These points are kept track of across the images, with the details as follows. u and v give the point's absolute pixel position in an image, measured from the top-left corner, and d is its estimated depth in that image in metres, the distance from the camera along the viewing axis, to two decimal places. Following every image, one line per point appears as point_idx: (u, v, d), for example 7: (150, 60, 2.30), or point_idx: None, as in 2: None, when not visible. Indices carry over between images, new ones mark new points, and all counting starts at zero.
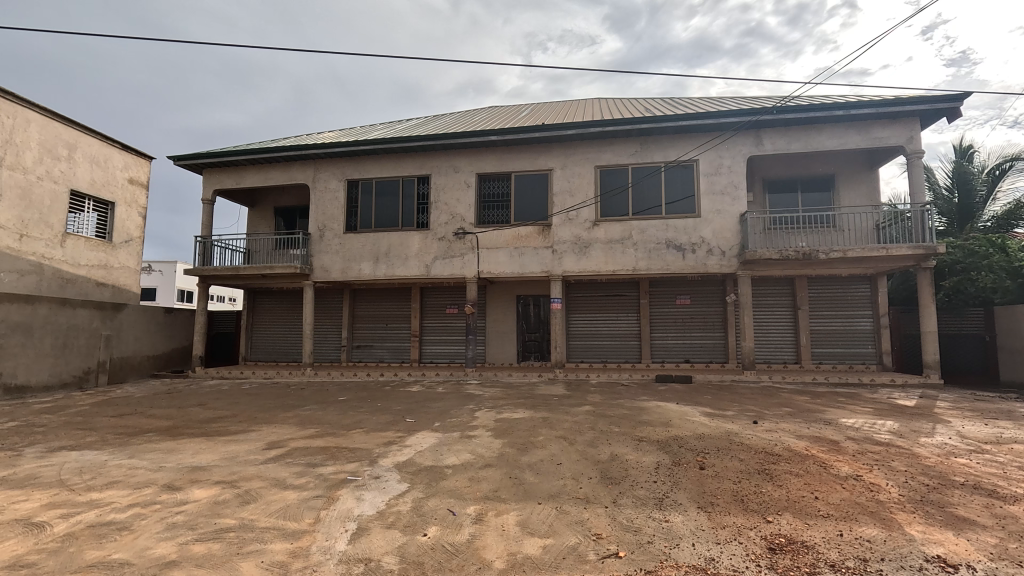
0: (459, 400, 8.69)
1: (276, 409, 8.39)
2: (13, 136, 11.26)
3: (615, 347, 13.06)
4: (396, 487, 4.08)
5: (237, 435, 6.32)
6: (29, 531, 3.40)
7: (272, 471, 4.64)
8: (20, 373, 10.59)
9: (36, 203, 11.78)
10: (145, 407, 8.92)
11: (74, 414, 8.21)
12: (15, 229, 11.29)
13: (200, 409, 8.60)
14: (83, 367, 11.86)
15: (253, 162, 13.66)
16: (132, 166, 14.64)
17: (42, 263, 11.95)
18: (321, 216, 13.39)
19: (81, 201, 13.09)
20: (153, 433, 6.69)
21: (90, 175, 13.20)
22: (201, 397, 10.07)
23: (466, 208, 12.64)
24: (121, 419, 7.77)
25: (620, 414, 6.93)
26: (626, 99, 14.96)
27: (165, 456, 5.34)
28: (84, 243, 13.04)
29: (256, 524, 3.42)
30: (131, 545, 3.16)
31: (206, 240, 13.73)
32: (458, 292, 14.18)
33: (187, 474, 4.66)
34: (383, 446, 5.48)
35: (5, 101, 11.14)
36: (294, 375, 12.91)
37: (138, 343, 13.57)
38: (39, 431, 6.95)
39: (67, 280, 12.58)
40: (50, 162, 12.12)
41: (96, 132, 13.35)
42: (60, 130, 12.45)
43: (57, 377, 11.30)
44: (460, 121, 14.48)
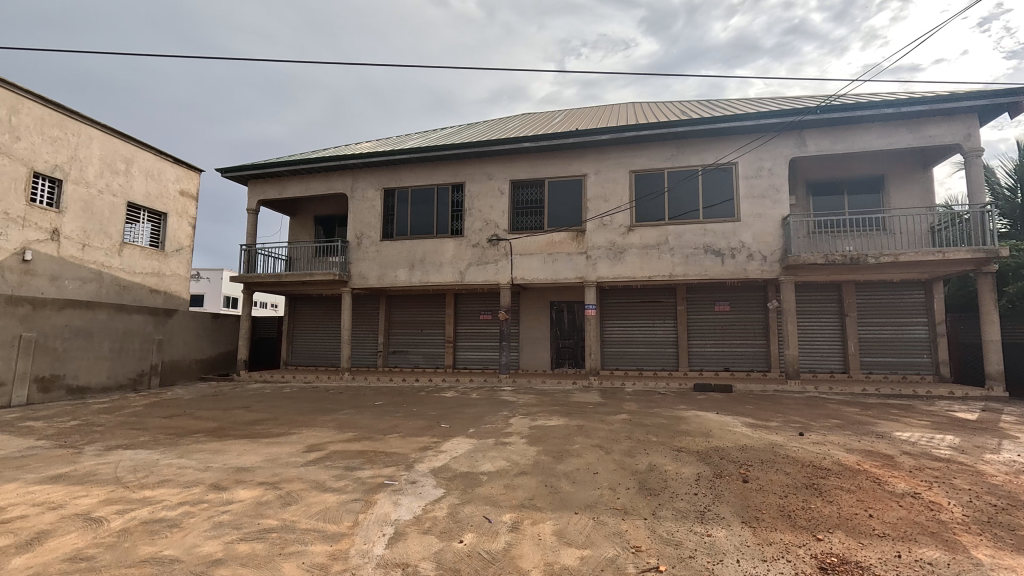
0: (493, 406, 8.71)
1: (316, 412, 8.60)
2: (77, 152, 12.07)
3: (652, 354, 12.83)
4: (432, 493, 4.10)
5: (278, 437, 6.50)
6: (89, 525, 3.59)
7: (312, 473, 4.74)
8: (82, 375, 11.15)
9: (96, 214, 12.54)
10: (193, 409, 9.27)
11: (130, 415, 8.64)
12: (77, 239, 12.06)
13: (244, 412, 8.89)
14: (136, 369, 12.45)
15: (295, 173, 14.16)
16: (183, 179, 15.39)
17: (102, 271, 12.71)
18: (359, 224, 13.71)
19: (136, 213, 13.86)
20: (200, 433, 6.97)
21: (145, 188, 13.97)
22: (245, 399, 10.41)
23: (499, 214, 12.71)
24: (171, 420, 8.13)
25: (657, 423, 6.79)
26: (661, 102, 14.77)
27: (212, 457, 5.54)
28: (139, 252, 13.79)
29: (298, 526, 3.50)
30: (181, 542, 3.28)
31: (251, 248, 14.27)
32: (492, 298, 14.25)
33: (232, 474, 4.82)
34: (419, 450, 5.55)
35: (70, 120, 11.93)
36: (333, 380, 13.21)
37: (187, 347, 14.19)
38: (98, 430, 7.36)
39: (123, 287, 13.33)
40: (110, 176, 12.90)
41: (152, 147, 14.14)
42: (119, 146, 13.24)
43: (115, 379, 11.89)
44: (495, 129, 14.59)
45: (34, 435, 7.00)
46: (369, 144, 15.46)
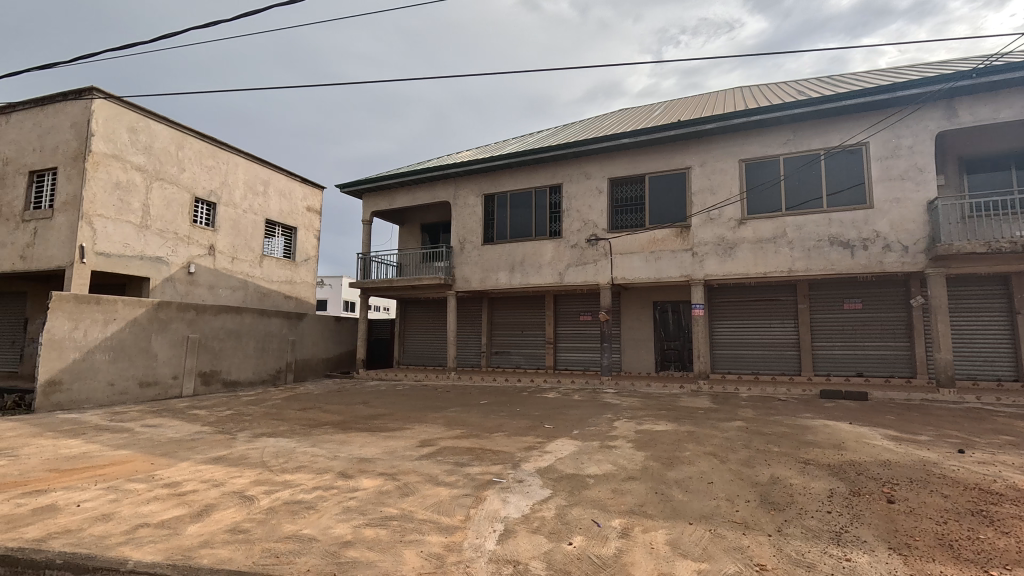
0: (596, 408, 8.59)
1: (427, 409, 9.10)
2: (227, 178, 13.97)
3: (769, 357, 11.83)
4: (540, 492, 4.13)
5: (394, 432, 6.97)
6: (244, 502, 4.12)
7: (426, 467, 5.02)
8: (234, 371, 12.82)
9: (242, 231, 14.41)
10: (321, 403, 10.27)
11: (271, 406, 9.79)
12: (228, 253, 13.96)
13: (364, 407, 9.67)
14: (275, 366, 14.07)
15: (403, 185, 15.14)
16: (309, 196, 17.15)
17: (247, 281, 14.57)
18: (461, 230, 14.28)
19: (273, 228, 15.70)
20: (328, 425, 7.70)
21: (279, 206, 15.78)
22: (364, 396, 11.31)
23: (598, 214, 12.52)
24: (305, 412, 9.08)
25: (779, 432, 6.23)
26: (774, 83, 13.61)
27: (339, 447, 6.09)
28: (275, 262, 15.59)
29: (415, 516, 3.72)
30: (317, 522, 3.64)
31: (366, 256, 15.48)
32: (593, 299, 14.08)
33: (357, 464, 5.25)
34: (525, 450, 5.63)
35: (221, 151, 13.85)
36: (440, 379, 13.89)
37: (315, 347, 15.75)
38: (247, 419, 8.44)
39: (264, 294, 15.16)
40: (252, 197, 14.76)
41: (284, 169, 15.95)
42: (259, 170, 15.10)
43: (258, 375, 13.54)
44: (592, 127, 14.41)
45: (200, 421, 8.21)
46: (470, 153, 16.06)
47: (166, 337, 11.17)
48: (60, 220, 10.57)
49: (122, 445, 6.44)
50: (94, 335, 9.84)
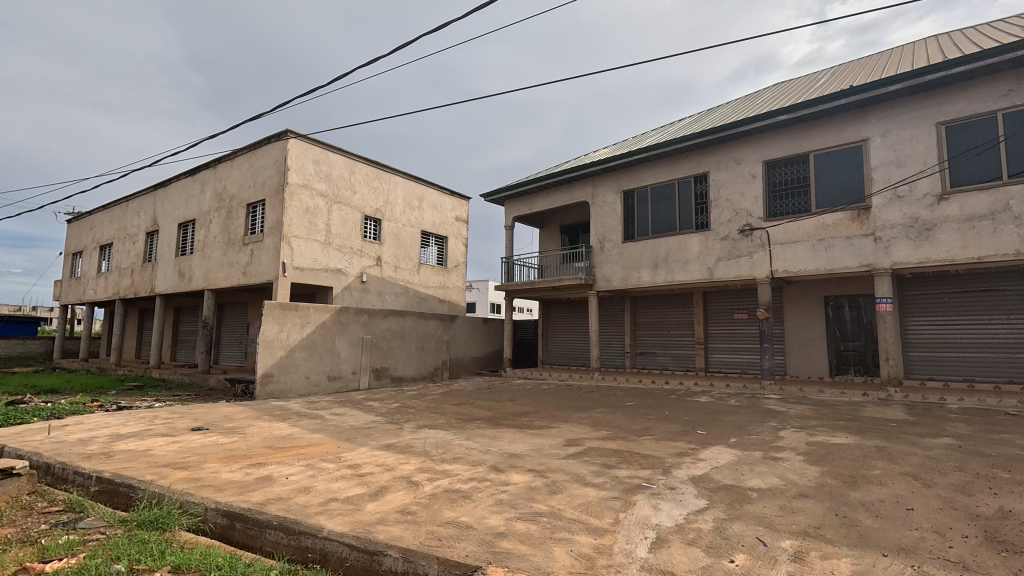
0: (758, 415, 7.80)
1: (572, 409, 9.16)
2: (389, 196, 15.70)
3: (991, 361, 9.58)
4: (694, 502, 3.88)
5: (542, 430, 7.14)
6: (411, 486, 4.57)
7: (573, 466, 5.05)
8: (399, 367, 14.31)
9: (402, 243, 16.07)
10: (473, 399, 10.95)
11: (431, 401, 10.74)
12: (391, 263, 15.68)
13: (512, 404, 10.08)
14: (433, 364, 15.39)
15: (542, 188, 15.49)
16: (457, 207, 18.46)
17: (407, 287, 16.21)
18: (601, 228, 14.12)
19: (427, 239, 17.23)
20: (480, 420, 8.18)
21: (432, 218, 17.27)
22: (512, 393, 11.79)
23: (752, 201, 11.40)
24: (459, 407, 9.78)
25: (1009, 455, 4.99)
26: (986, 23, 11.02)
27: (491, 442, 6.43)
28: (430, 269, 17.10)
29: (564, 514, 3.76)
30: (473, 511, 3.88)
31: (510, 260, 16.16)
32: (748, 295, 12.85)
33: (507, 459, 5.49)
34: (676, 456, 5.34)
35: (384, 173, 15.60)
36: (584, 379, 13.88)
37: (466, 347, 16.88)
38: (412, 411, 9.36)
39: (421, 298, 16.71)
40: (410, 212, 16.38)
41: (435, 184, 17.41)
42: (415, 187, 16.70)
43: (420, 371, 14.92)
44: (742, 107, 13.18)
45: (374, 412, 9.34)
46: (607, 150, 15.82)
47: (346, 338, 12.91)
48: (268, 242, 12.91)
49: (317, 429, 7.61)
50: (294, 336, 11.81)
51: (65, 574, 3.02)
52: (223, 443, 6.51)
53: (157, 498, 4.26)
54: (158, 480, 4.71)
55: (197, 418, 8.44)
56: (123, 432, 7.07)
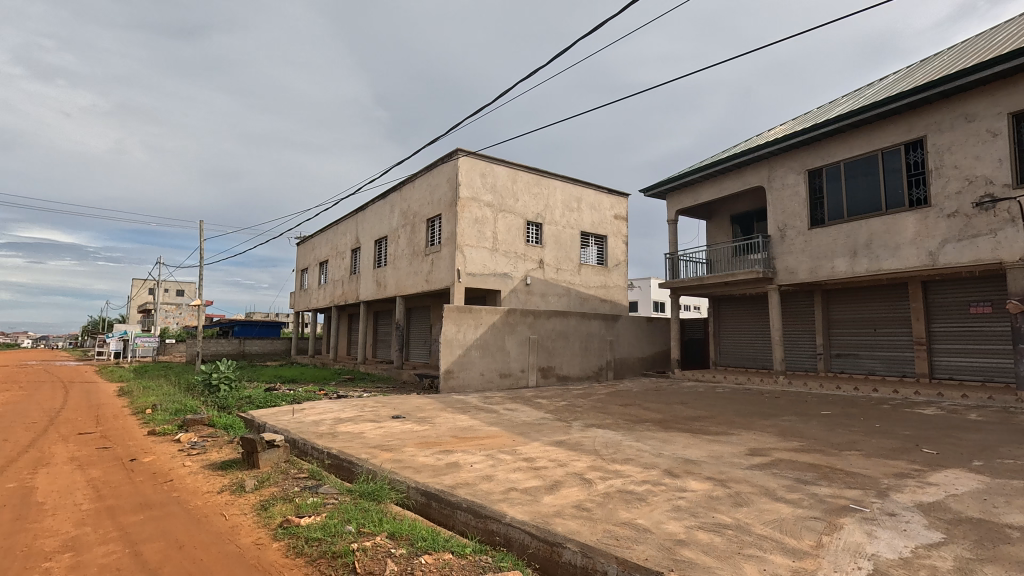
0: (1013, 435, 6.17)
1: (753, 415, 8.35)
2: (549, 201, 16.19)
3: None
4: (925, 535, 3.23)
5: (719, 436, 6.65)
6: (585, 483, 4.64)
7: (760, 478, 4.60)
8: (565, 367, 14.61)
9: (563, 245, 16.43)
10: (641, 400, 10.67)
11: (597, 400, 10.76)
12: (553, 265, 16.12)
13: (683, 407, 9.58)
14: (598, 364, 15.39)
15: (709, 177, 14.42)
16: (616, 205, 18.21)
17: (569, 288, 16.51)
18: (781, 215, 12.61)
19: (587, 239, 17.35)
20: (650, 422, 7.95)
21: (591, 219, 17.32)
22: (682, 396, 11.20)
23: (994, 165, 9.08)
24: (627, 408, 9.62)
25: None
26: None
27: (663, 445, 6.21)
28: (591, 269, 17.18)
29: (753, 529, 3.45)
30: (650, 515, 3.79)
31: (674, 256, 15.39)
32: (992, 284, 10.25)
33: (683, 464, 5.24)
34: (894, 477, 4.51)
35: (544, 179, 16.13)
36: (766, 383, 12.52)
37: (631, 347, 16.52)
38: (579, 410, 9.51)
39: (583, 299, 16.87)
40: (569, 214, 16.67)
41: (593, 184, 17.43)
42: (573, 189, 16.93)
43: (585, 371, 15.04)
44: (973, 50, 10.59)
45: (543, 409, 9.72)
46: (786, 126, 14.07)
47: (515, 338, 13.64)
48: (445, 252, 14.33)
49: (493, 422, 8.20)
50: (470, 336, 12.89)
51: (314, 528, 3.77)
52: (417, 430, 7.42)
53: (372, 473, 5.04)
54: (371, 458, 5.57)
55: (396, 408, 9.76)
56: (343, 417, 8.52)
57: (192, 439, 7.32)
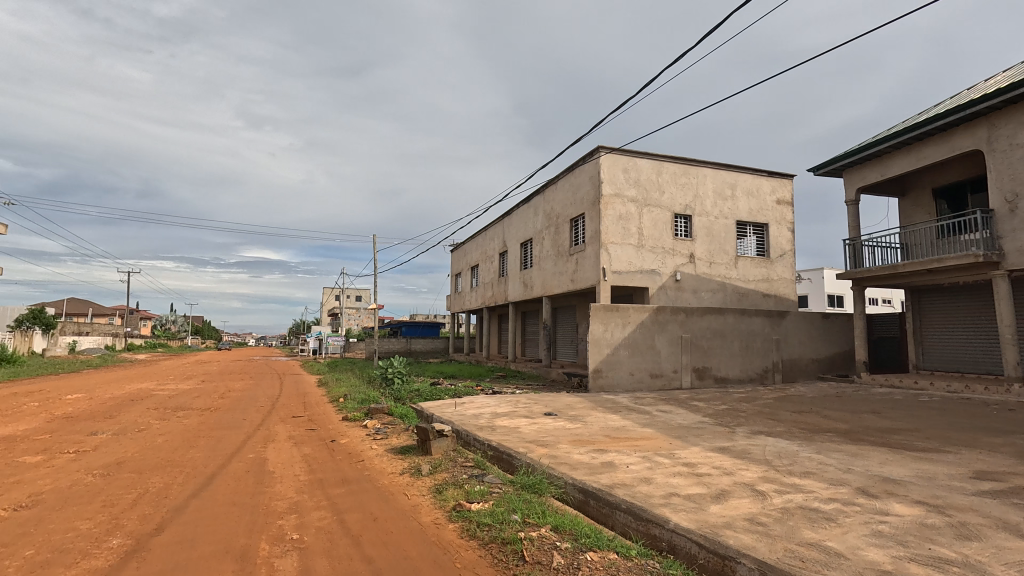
0: None
1: (976, 431, 6.83)
2: (698, 190, 15.18)
3: None
4: None
5: (929, 454, 5.57)
6: (757, 495, 4.25)
7: (994, 509, 3.74)
8: (722, 368, 13.53)
9: (716, 237, 15.27)
10: (819, 407, 9.41)
11: (764, 405, 9.77)
12: (706, 259, 15.08)
13: (875, 417, 8.22)
14: (762, 366, 13.97)
15: (901, 145, 12.11)
16: (778, 188, 16.35)
17: (725, 282, 15.29)
18: (1009, 183, 10.12)
19: (744, 229, 15.90)
20: (833, 433, 6.98)
21: (748, 206, 15.82)
22: (873, 404, 9.62)
23: None
24: (801, 415, 8.57)
25: None
26: None
27: (852, 460, 5.40)
28: (750, 262, 15.70)
29: (988, 571, 2.82)
30: (842, 538, 3.32)
31: (856, 241, 13.31)
32: None
33: (881, 484, 4.49)
34: None
35: (692, 167, 15.15)
36: (993, 393, 10.14)
37: (802, 347, 14.68)
38: (743, 415, 8.74)
39: (742, 294, 15.49)
40: (722, 203, 15.44)
41: (749, 168, 15.90)
42: (726, 175, 15.62)
43: (746, 373, 13.77)
44: None
45: (701, 412, 9.14)
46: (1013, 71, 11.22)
47: (666, 337, 13.04)
48: (590, 251, 14.30)
49: (647, 424, 7.95)
50: (618, 335, 12.68)
51: (485, 514, 4.06)
52: (570, 428, 7.52)
53: (531, 467, 5.24)
54: (529, 452, 5.80)
55: (547, 405, 10.01)
56: (499, 412, 9.00)
57: (375, 426, 8.38)
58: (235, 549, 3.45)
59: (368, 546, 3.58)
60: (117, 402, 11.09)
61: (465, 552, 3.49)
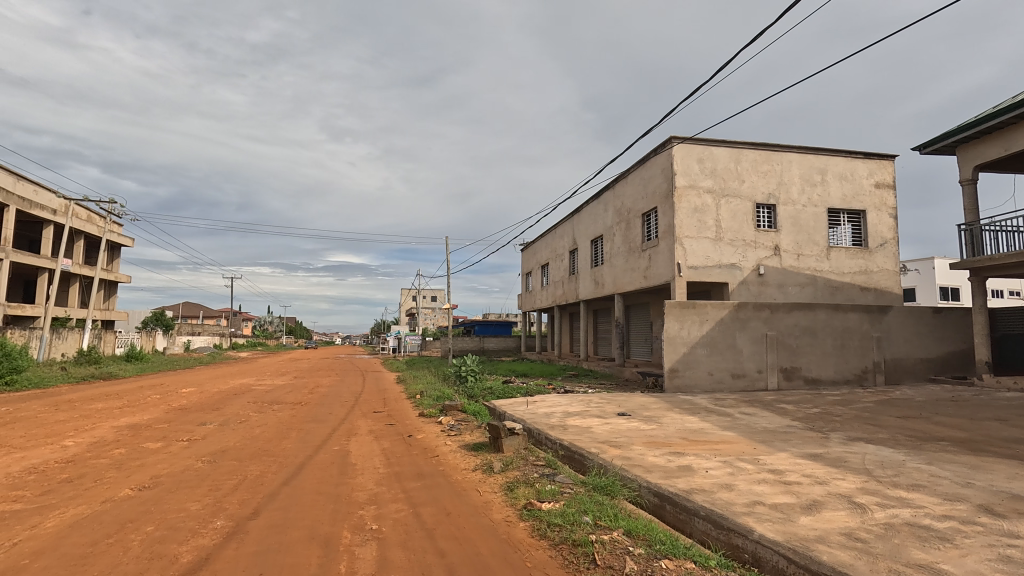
0: None
1: None
2: (783, 177, 14.15)
3: None
4: None
5: None
6: (855, 508, 3.87)
7: None
8: (814, 368, 12.52)
9: (804, 226, 14.16)
10: (930, 412, 8.44)
11: (863, 409, 8.91)
12: (793, 251, 14.03)
13: (999, 425, 7.24)
14: (860, 366, 12.77)
15: None
16: (877, 171, 14.86)
17: (816, 276, 14.15)
18: None
19: (837, 217, 14.63)
20: (948, 442, 6.22)
21: (842, 192, 14.52)
22: (997, 410, 8.48)
23: None
24: (908, 421, 7.72)
25: None
26: None
27: (973, 473, 4.77)
28: (844, 252, 14.41)
29: None
30: (960, 561, 2.94)
31: (973, 226, 11.81)
32: None
33: (1008, 502, 3.93)
34: None
35: (775, 153, 14.15)
36: None
37: (909, 345, 13.24)
38: (838, 419, 8.03)
39: (835, 288, 14.26)
40: (810, 189, 14.28)
41: (842, 150, 14.59)
42: (814, 160, 14.43)
43: (842, 374, 12.64)
44: None
45: (789, 415, 8.52)
46: None
47: (748, 335, 12.28)
48: (663, 246, 13.83)
49: (728, 427, 7.51)
50: (694, 333, 12.14)
51: (556, 515, 4.03)
52: (644, 429, 7.30)
53: (603, 468, 5.14)
54: (602, 453, 5.69)
55: (621, 405, 9.79)
56: (571, 411, 8.93)
57: (450, 422, 8.63)
58: (320, 535, 3.68)
59: (441, 539, 3.67)
60: (223, 395, 12.27)
61: (536, 552, 3.48)
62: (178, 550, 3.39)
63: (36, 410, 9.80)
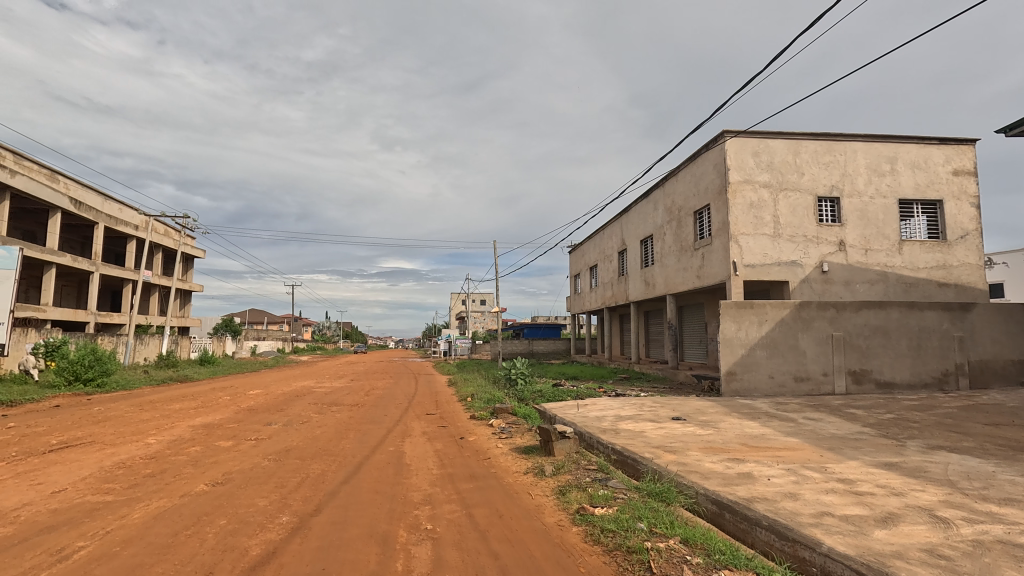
0: None
1: None
2: (847, 168, 13.34)
3: None
4: None
5: None
6: (937, 523, 3.57)
7: None
8: (887, 370, 11.69)
9: (872, 219, 13.28)
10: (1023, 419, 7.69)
11: (945, 415, 8.23)
12: (861, 245, 13.18)
13: None
14: (940, 368, 11.81)
15: None
16: (954, 157, 13.74)
17: (888, 271, 13.23)
18: None
19: (910, 208, 13.64)
20: None
21: (915, 181, 13.52)
22: None
23: None
24: (997, 428, 7.06)
25: None
26: None
27: None
28: (919, 246, 13.40)
29: None
30: None
31: None
32: None
33: None
34: None
35: (838, 143, 13.36)
36: None
37: (997, 345, 12.13)
38: (916, 426, 7.45)
39: (910, 284, 13.29)
40: (879, 179, 13.39)
41: (913, 136, 13.58)
42: (883, 148, 13.51)
43: (919, 377, 11.73)
44: None
45: (859, 421, 7.99)
46: None
47: (812, 336, 11.63)
48: (717, 243, 13.37)
49: (792, 433, 7.14)
50: (753, 334, 11.65)
51: (609, 520, 3.97)
52: (701, 434, 7.04)
53: (658, 474, 5.01)
54: (656, 458, 5.54)
55: (675, 409, 9.52)
56: (623, 414, 8.77)
57: (501, 425, 8.69)
58: (378, 533, 3.80)
59: (495, 542, 3.69)
60: (286, 397, 12.92)
61: (590, 558, 3.43)
62: (248, 543, 3.60)
63: (124, 410, 10.70)
